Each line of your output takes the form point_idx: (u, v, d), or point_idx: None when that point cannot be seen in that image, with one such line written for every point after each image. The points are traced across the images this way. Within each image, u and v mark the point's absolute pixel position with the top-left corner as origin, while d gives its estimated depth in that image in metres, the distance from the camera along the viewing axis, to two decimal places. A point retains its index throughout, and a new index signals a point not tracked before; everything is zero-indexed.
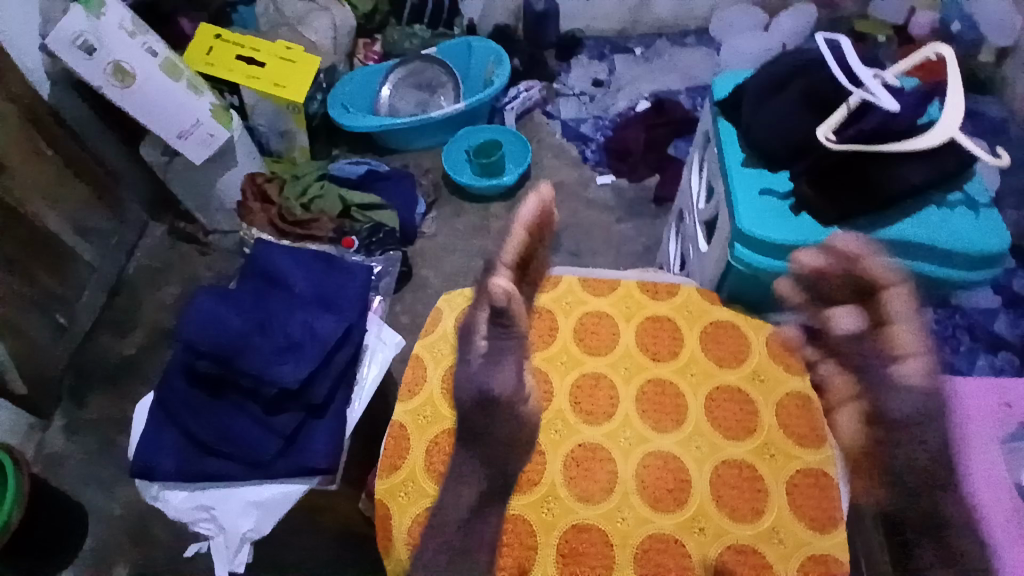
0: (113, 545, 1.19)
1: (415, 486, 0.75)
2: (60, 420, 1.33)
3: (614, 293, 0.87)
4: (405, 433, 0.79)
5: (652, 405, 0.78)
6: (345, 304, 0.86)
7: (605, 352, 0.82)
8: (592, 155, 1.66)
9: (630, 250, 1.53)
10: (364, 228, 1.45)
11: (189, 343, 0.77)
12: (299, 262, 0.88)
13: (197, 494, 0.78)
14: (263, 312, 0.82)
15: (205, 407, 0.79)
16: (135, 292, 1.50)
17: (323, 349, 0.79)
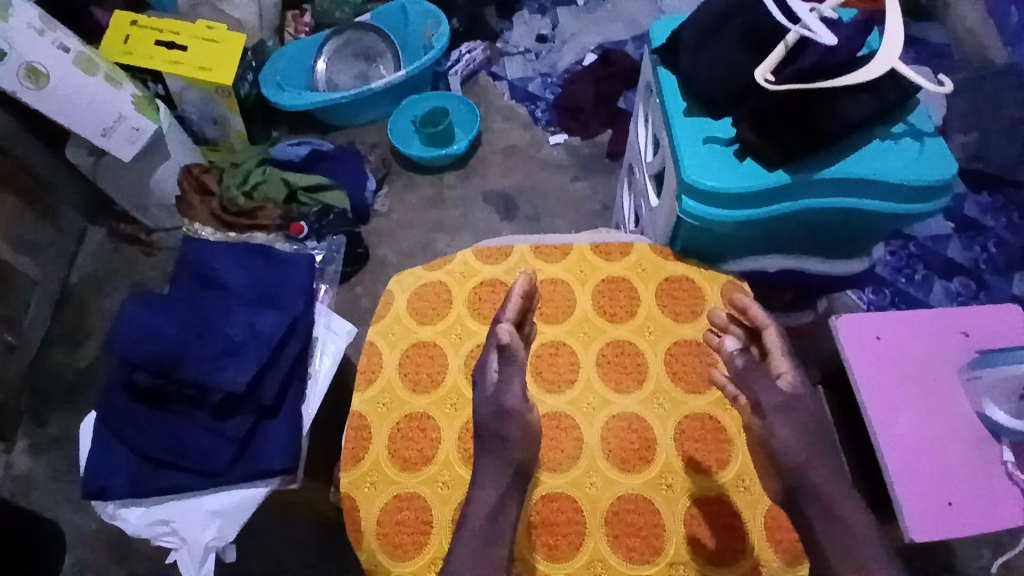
0: (94, 561, 1.16)
1: (382, 474, 0.73)
2: (22, 441, 1.27)
3: (568, 257, 0.84)
4: (366, 422, 0.76)
5: (613, 367, 0.77)
6: (287, 298, 0.81)
7: (562, 319, 0.80)
8: (542, 114, 1.62)
9: (589, 209, 1.51)
10: (313, 211, 1.38)
11: (139, 357, 0.73)
12: (248, 258, 0.84)
13: (154, 509, 0.75)
14: (200, 317, 0.77)
15: (151, 421, 0.75)
16: (80, 302, 1.42)
17: (267, 348, 0.75)
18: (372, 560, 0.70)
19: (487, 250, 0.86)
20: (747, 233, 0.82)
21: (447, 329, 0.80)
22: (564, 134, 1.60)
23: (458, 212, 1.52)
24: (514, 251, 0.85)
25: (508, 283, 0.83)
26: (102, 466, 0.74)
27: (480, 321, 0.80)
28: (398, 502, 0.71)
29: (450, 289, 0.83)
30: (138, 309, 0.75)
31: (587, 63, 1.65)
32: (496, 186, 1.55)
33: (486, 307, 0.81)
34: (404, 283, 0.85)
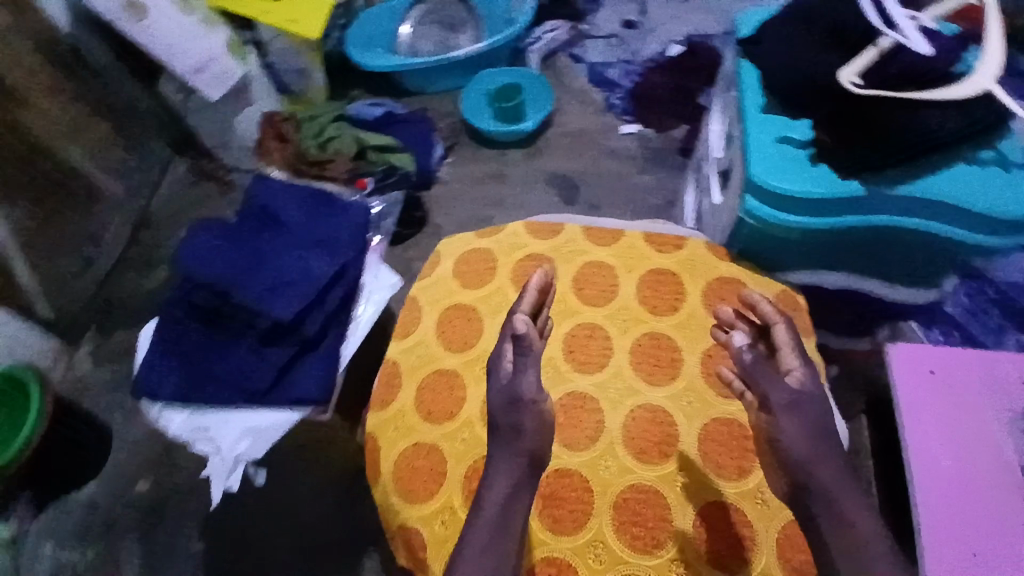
0: (137, 465, 1.25)
1: (405, 422, 0.76)
2: (89, 346, 1.38)
3: (617, 243, 0.85)
4: (398, 372, 0.80)
5: (647, 358, 0.76)
6: (341, 243, 0.85)
7: (602, 303, 0.80)
8: (617, 102, 1.60)
9: (651, 204, 1.48)
10: (378, 169, 1.44)
11: (200, 276, 0.80)
12: (311, 202, 0.88)
13: (196, 416, 0.77)
14: (260, 249, 0.83)
15: (204, 339, 0.80)
16: (159, 228, 1.52)
17: (315, 286, 0.80)
18: (386, 499, 0.74)
19: (538, 225, 0.88)
20: (806, 243, 0.79)
21: (488, 296, 0.81)
22: (638, 124, 1.57)
23: (518, 190, 1.52)
24: (563, 230, 0.87)
25: (553, 259, 0.84)
26: (148, 375, 0.77)
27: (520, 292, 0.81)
28: (416, 450, 0.74)
29: (496, 257, 0.84)
30: (201, 235, 0.82)
31: (671, 55, 1.60)
32: (558, 169, 1.54)
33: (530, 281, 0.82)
34: (455, 246, 0.88)
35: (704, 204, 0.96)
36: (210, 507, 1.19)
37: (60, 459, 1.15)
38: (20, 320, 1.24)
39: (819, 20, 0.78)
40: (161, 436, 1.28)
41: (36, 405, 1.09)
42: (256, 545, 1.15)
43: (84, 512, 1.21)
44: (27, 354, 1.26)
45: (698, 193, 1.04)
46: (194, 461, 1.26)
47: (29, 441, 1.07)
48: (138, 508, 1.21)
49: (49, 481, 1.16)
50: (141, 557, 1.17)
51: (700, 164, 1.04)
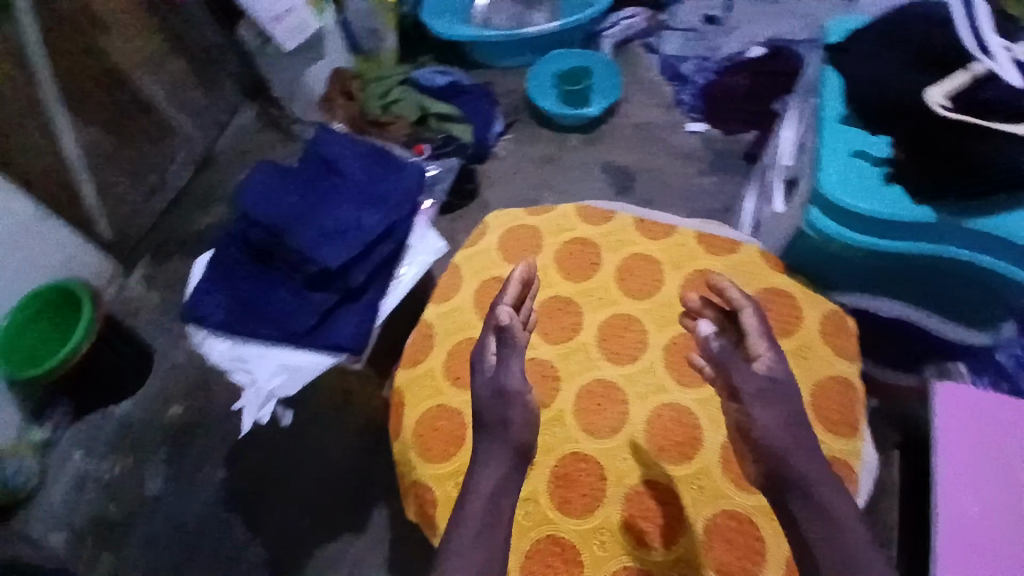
0: (175, 389, 1.31)
1: (433, 383, 0.77)
2: (143, 272, 1.45)
3: (667, 239, 0.83)
4: (432, 334, 0.81)
5: (681, 358, 0.75)
6: (393, 200, 0.85)
7: (644, 295, 0.79)
8: (688, 98, 1.56)
9: (707, 207, 1.44)
10: (437, 138, 1.44)
11: (258, 216, 0.82)
12: (370, 157, 0.89)
13: (237, 346, 0.80)
14: (316, 196, 0.85)
15: (254, 275, 0.84)
16: (221, 169, 1.57)
17: (364, 240, 0.81)
18: (403, 453, 0.75)
19: (589, 210, 0.88)
20: (867, 264, 0.75)
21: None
22: (706, 124, 1.53)
23: (572, 175, 1.51)
24: (615, 218, 0.86)
25: (600, 246, 0.84)
26: (198, 300, 0.81)
27: (560, 275, 0.82)
28: (439, 412, 0.75)
29: (542, 237, 0.85)
30: (262, 177, 0.85)
31: (751, 55, 1.54)
32: (616, 160, 1.52)
33: (572, 264, 0.83)
34: (503, 219, 0.88)
35: (763, 212, 0.93)
36: (239, 436, 1.25)
37: (102, 371, 1.22)
38: (80, 238, 1.31)
39: (908, 37, 0.75)
40: (199, 366, 1.34)
41: (87, 318, 1.15)
42: (275, 480, 1.20)
43: (118, 426, 1.28)
44: (82, 270, 1.33)
45: (758, 201, 1.01)
46: (227, 394, 1.31)
47: (76, 349, 1.15)
48: (169, 429, 1.27)
49: (88, 390, 1.23)
50: (166, 476, 1.23)
51: (765, 170, 1.01)
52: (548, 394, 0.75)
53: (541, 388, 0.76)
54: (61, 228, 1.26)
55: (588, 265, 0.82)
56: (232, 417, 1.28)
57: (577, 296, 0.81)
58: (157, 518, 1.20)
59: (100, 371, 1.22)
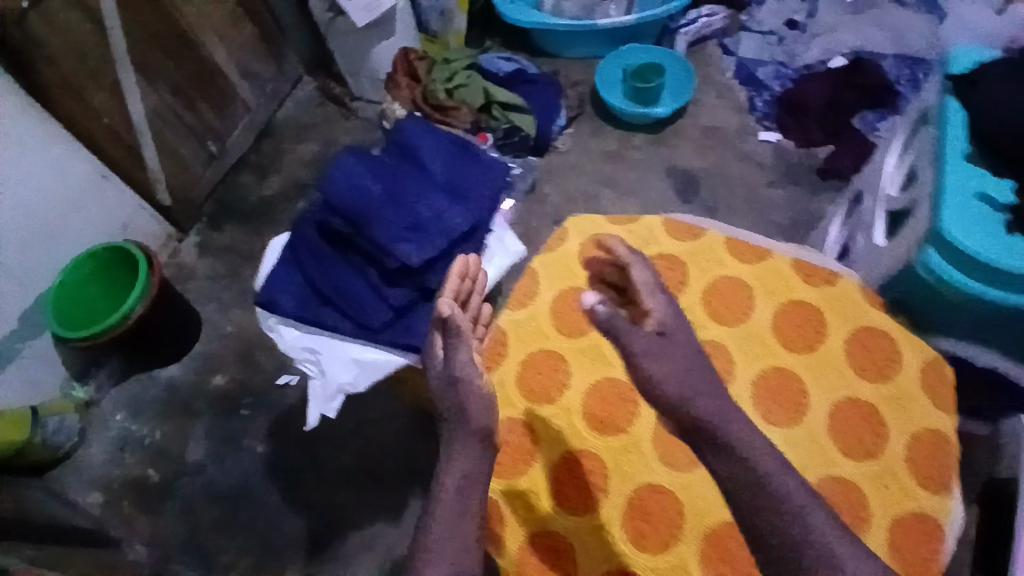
0: (222, 357, 1.33)
1: (505, 393, 0.79)
2: (196, 237, 1.46)
3: (761, 263, 0.81)
4: (505, 341, 0.82)
5: (770, 394, 0.73)
6: (474, 198, 0.84)
7: (732, 324, 0.77)
8: (762, 104, 1.50)
9: (775, 219, 1.38)
10: (500, 127, 1.41)
11: (340, 204, 0.79)
12: (451, 150, 0.86)
13: (307, 336, 0.81)
14: (397, 186, 0.82)
15: (330, 260, 0.83)
16: (280, 142, 1.57)
17: (447, 238, 0.79)
18: None
19: (675, 224, 0.86)
20: (978, 315, 0.70)
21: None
22: (778, 133, 1.47)
23: (634, 175, 1.45)
24: (703, 236, 0.83)
25: (687, 265, 0.81)
26: (276, 285, 0.82)
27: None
28: (513, 424, 0.77)
29: (626, 247, 0.84)
30: (350, 161, 0.81)
31: (833, 66, 1.51)
32: (682, 163, 1.46)
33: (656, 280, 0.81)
34: (582, 226, 0.88)
35: (858, 241, 0.88)
36: (283, 411, 1.26)
37: (153, 336, 1.23)
38: (140, 201, 1.32)
39: None
40: (247, 336, 1.35)
41: (143, 282, 1.17)
42: (319, 460, 1.22)
43: (165, 388, 1.30)
44: (140, 232, 1.35)
45: (852, 228, 0.95)
46: (272, 367, 1.32)
47: (129, 314, 1.16)
48: (215, 396, 1.29)
49: (138, 352, 1.24)
50: (209, 443, 1.25)
51: (859, 194, 0.95)
52: (626, 420, 0.77)
53: (617, 411, 0.78)
54: (123, 193, 1.27)
55: (671, 282, 0.80)
56: (276, 390, 1.29)
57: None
58: (198, 483, 1.21)
59: (152, 335, 1.22)
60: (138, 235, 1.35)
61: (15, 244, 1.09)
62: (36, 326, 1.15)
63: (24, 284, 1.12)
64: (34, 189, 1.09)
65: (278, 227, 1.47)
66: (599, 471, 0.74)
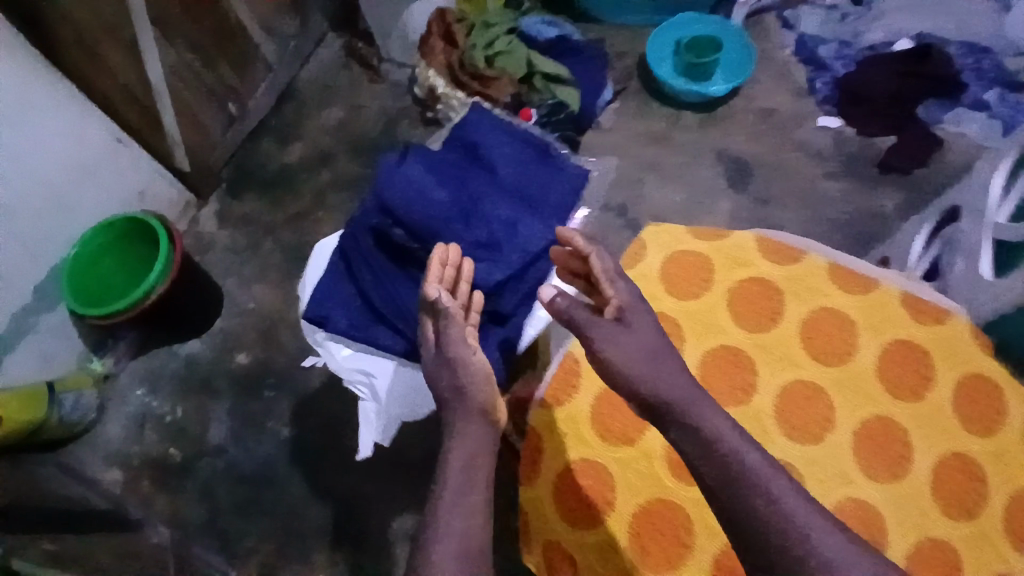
0: (243, 334, 1.27)
1: (576, 431, 0.75)
2: (215, 205, 1.38)
3: (865, 296, 0.79)
4: (576, 371, 0.78)
5: (869, 444, 0.72)
6: (544, 207, 0.92)
7: (833, 364, 0.76)
8: (822, 87, 1.40)
9: (831, 216, 1.31)
10: (546, 103, 1.31)
11: (406, 215, 0.87)
12: (523, 157, 0.95)
13: (359, 358, 0.88)
14: (466, 198, 0.91)
15: (388, 275, 0.89)
16: (302, 105, 1.47)
17: (522, 258, 0.86)
18: (539, 501, 0.73)
19: (772, 246, 0.86)
20: None
21: (692, 313, 0.82)
22: (839, 120, 1.38)
23: (682, 158, 1.36)
24: (803, 261, 0.83)
25: (784, 295, 0.81)
26: (327, 303, 0.88)
27: (733, 321, 0.81)
28: (585, 466, 0.73)
29: (714, 268, 0.85)
30: (411, 170, 0.90)
31: (898, 49, 1.38)
32: (733, 148, 1.37)
33: (744, 306, 0.82)
34: (662, 240, 0.88)
35: (958, 266, 0.81)
36: (308, 395, 1.22)
37: (173, 313, 1.17)
38: (157, 166, 1.24)
39: None
40: (271, 312, 1.29)
41: (164, 258, 1.10)
42: (343, 447, 1.18)
43: (184, 365, 1.25)
44: (157, 201, 1.27)
45: (946, 248, 0.85)
46: (295, 347, 1.27)
47: (150, 293, 1.10)
48: (236, 375, 1.24)
49: (157, 328, 1.19)
50: (231, 424, 1.21)
51: (954, 209, 0.85)
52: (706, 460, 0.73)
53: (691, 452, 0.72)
54: (140, 159, 1.19)
55: (762, 312, 0.81)
56: (301, 372, 1.24)
57: (754, 350, 0.78)
58: (220, 465, 1.18)
59: (171, 312, 1.16)
60: (155, 203, 1.27)
61: (30, 216, 1.02)
62: (49, 298, 1.10)
63: (36, 256, 1.06)
64: (47, 157, 1.01)
65: (301, 198, 1.39)
66: (683, 524, 0.71)
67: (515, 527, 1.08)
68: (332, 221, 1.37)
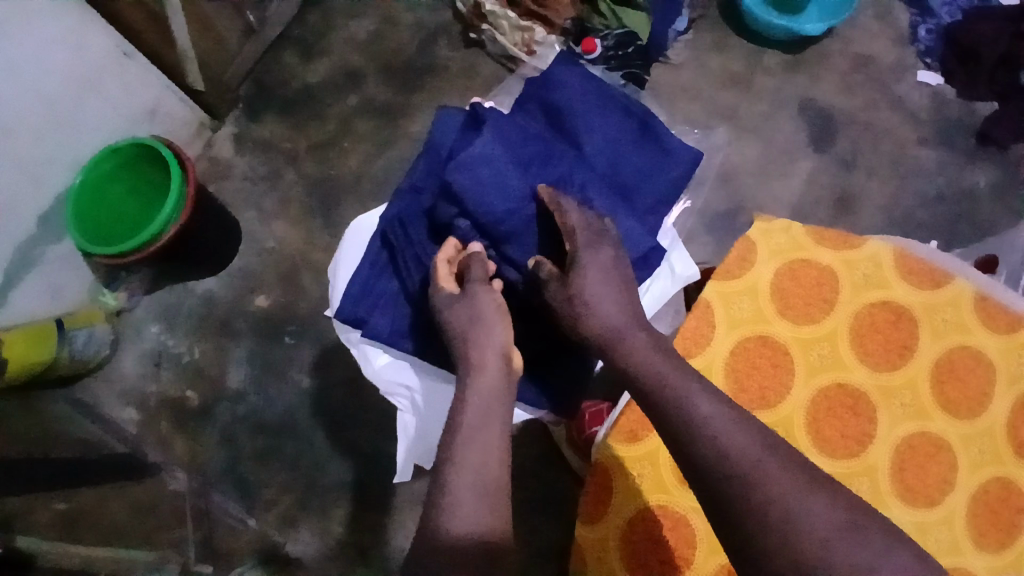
0: (263, 274, 1.18)
1: (653, 470, 0.70)
2: (231, 126, 1.24)
3: (1010, 338, 0.74)
4: None
5: (986, 513, 0.69)
6: (641, 193, 0.83)
7: (963, 418, 0.71)
8: (925, 36, 1.20)
9: (920, 188, 1.16)
10: (612, 33, 1.13)
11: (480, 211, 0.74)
12: (619, 123, 0.85)
13: (400, 367, 0.83)
14: (553, 175, 0.79)
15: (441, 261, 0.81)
16: (328, 14, 1.29)
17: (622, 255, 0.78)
18: (605, 541, 0.69)
19: (908, 262, 0.77)
20: None
21: (812, 342, 0.74)
22: (940, 78, 1.19)
23: (759, 108, 1.19)
24: (947, 286, 0.76)
25: (917, 324, 0.75)
26: (365, 305, 0.82)
27: (856, 357, 0.74)
28: (661, 515, 0.68)
29: (839, 284, 0.76)
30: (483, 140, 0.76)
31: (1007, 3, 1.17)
32: (820, 99, 1.19)
33: (872, 339, 0.74)
34: (773, 242, 0.78)
35: None
36: (330, 345, 1.15)
37: (186, 250, 1.08)
38: (167, 80, 1.09)
39: None
40: (292, 252, 1.19)
41: (176, 194, 1.00)
42: (366, 403, 1.12)
43: (202, 302, 1.17)
44: (167, 119, 1.14)
45: None
46: (317, 292, 1.18)
47: (162, 232, 1.00)
48: (257, 317, 1.17)
49: (170, 265, 1.11)
50: (251, 369, 1.15)
51: None
52: None
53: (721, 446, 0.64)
54: (147, 72, 1.04)
55: (891, 341, 0.74)
56: (322, 321, 1.16)
57: (875, 392, 0.73)
58: (239, 410, 1.13)
59: (184, 249, 1.07)
60: (167, 122, 1.14)
61: (27, 137, 0.90)
62: (55, 228, 1.00)
63: (36, 180, 0.94)
64: (46, 73, 0.88)
65: (326, 125, 1.25)
66: None
67: (546, 501, 1.02)
68: (359, 152, 1.23)
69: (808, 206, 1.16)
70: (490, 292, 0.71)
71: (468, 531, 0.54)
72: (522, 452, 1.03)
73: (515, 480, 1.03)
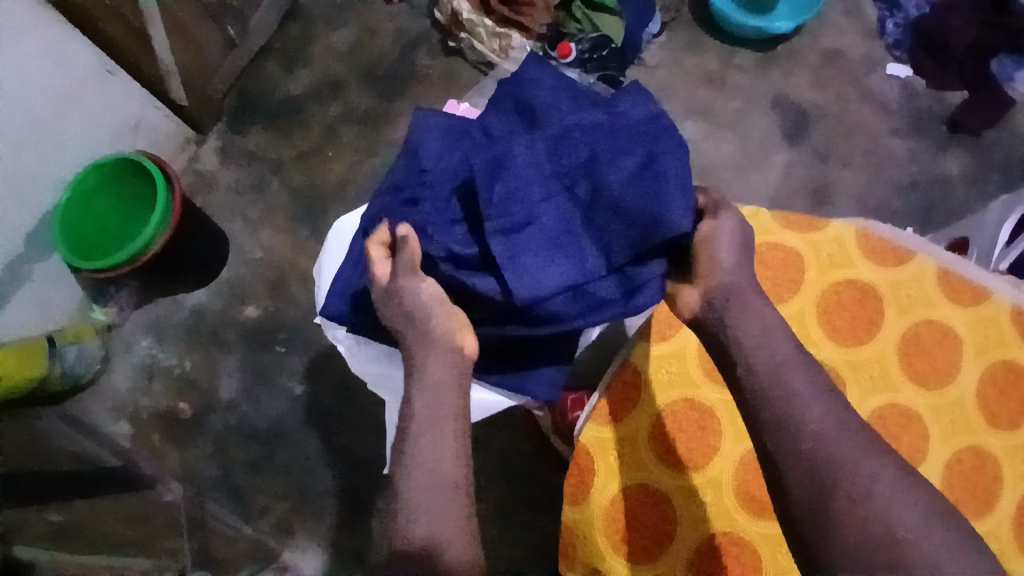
0: (251, 285, 1.19)
1: (632, 452, 0.71)
2: (216, 140, 1.26)
3: (975, 311, 0.76)
4: (637, 383, 0.74)
5: (962, 481, 0.71)
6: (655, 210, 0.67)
7: (932, 388, 0.74)
8: (893, 28, 1.24)
9: (893, 178, 1.19)
10: (587, 37, 1.17)
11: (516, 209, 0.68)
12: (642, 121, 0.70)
13: (386, 362, 0.85)
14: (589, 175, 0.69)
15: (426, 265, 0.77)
16: (310, 26, 1.31)
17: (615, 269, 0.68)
18: (588, 526, 0.70)
19: (870, 242, 0.80)
20: None
21: None
22: (909, 69, 1.23)
23: (733, 105, 1.22)
24: (909, 264, 0.78)
25: (881, 301, 0.77)
26: (349, 304, 0.83)
27: (824, 334, 0.76)
28: (642, 496, 0.70)
29: (805, 266, 0.79)
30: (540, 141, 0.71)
31: None
32: (792, 94, 1.22)
33: (838, 317, 0.76)
34: None
35: None
36: (322, 350, 1.16)
37: (175, 261, 1.09)
38: (150, 95, 1.11)
39: None
40: (280, 261, 1.21)
41: (162, 207, 1.01)
42: (358, 407, 1.13)
43: (191, 315, 1.18)
44: (151, 133, 1.15)
45: None
46: (305, 299, 1.19)
47: (148, 245, 1.01)
48: (247, 328, 1.18)
49: (158, 278, 1.11)
50: (242, 379, 1.15)
51: None
52: (713, 453, 0.71)
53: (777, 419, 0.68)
54: (130, 87, 1.06)
55: (857, 319, 0.76)
56: (312, 329, 1.18)
57: (844, 367, 0.75)
58: (231, 421, 1.14)
59: (171, 261, 1.08)
60: (151, 136, 1.15)
61: (14, 156, 0.91)
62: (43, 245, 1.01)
63: (22, 198, 0.95)
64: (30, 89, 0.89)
65: (310, 134, 1.26)
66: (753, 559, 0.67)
67: (537, 498, 1.04)
68: (344, 160, 1.25)
69: (784, 197, 1.19)
70: (419, 282, 0.69)
71: (443, 517, 0.56)
72: (513, 450, 1.05)
73: (508, 478, 1.04)
